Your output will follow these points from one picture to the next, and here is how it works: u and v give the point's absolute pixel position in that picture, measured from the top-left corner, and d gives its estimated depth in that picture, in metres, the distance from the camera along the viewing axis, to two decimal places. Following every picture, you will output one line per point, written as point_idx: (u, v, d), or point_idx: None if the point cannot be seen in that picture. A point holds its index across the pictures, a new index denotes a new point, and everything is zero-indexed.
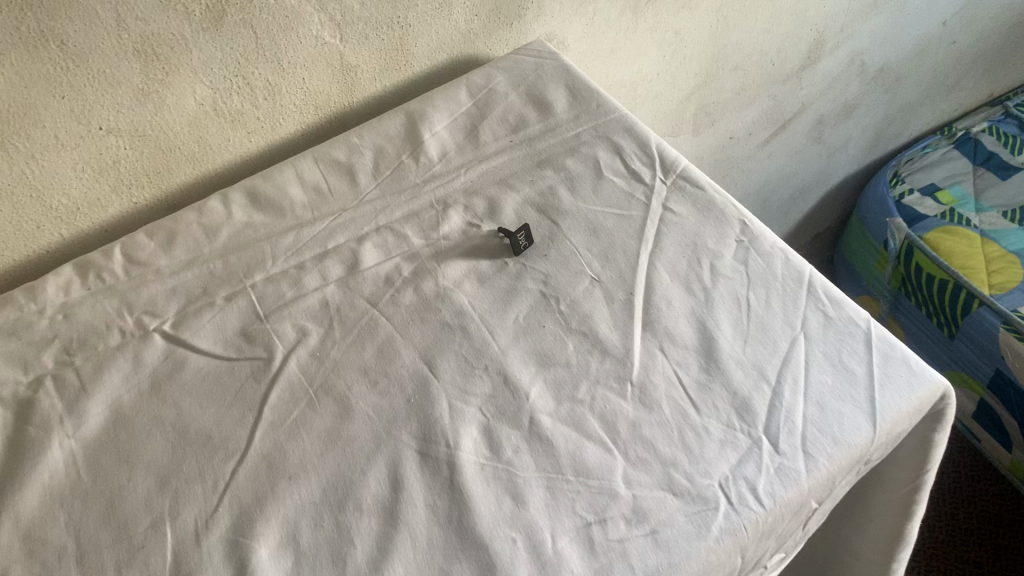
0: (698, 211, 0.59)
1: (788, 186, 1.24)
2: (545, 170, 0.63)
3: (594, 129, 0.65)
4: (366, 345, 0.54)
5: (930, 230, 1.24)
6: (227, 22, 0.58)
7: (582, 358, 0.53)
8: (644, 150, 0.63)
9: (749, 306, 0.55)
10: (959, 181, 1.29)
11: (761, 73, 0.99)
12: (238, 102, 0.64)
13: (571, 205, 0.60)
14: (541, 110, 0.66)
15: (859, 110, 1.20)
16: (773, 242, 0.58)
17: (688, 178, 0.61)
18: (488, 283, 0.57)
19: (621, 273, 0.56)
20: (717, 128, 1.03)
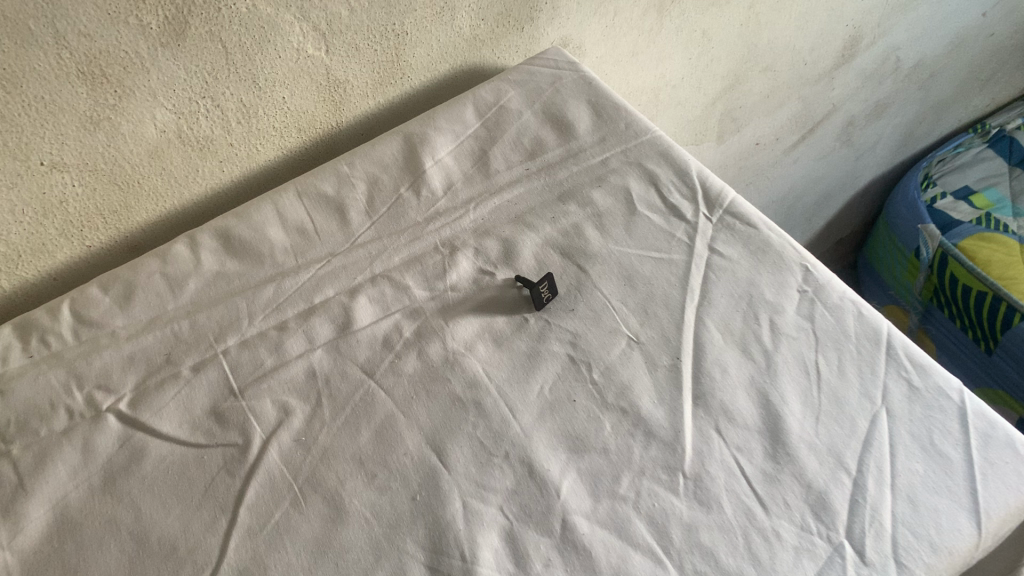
0: (751, 254, 0.50)
1: (812, 191, 1.15)
2: (568, 204, 0.53)
3: (623, 153, 0.56)
4: (362, 426, 0.45)
5: (965, 238, 1.15)
6: (191, 35, 0.49)
7: (622, 443, 0.44)
8: (683, 179, 0.54)
9: (818, 374, 0.46)
10: (994, 184, 1.21)
11: (792, 74, 0.90)
12: (207, 128, 0.54)
13: (600, 247, 0.51)
14: (560, 131, 0.57)
15: (890, 109, 1.11)
16: (841, 293, 0.49)
17: (737, 212, 0.52)
18: (506, 345, 0.48)
19: (664, 332, 0.47)
20: (743, 135, 0.94)
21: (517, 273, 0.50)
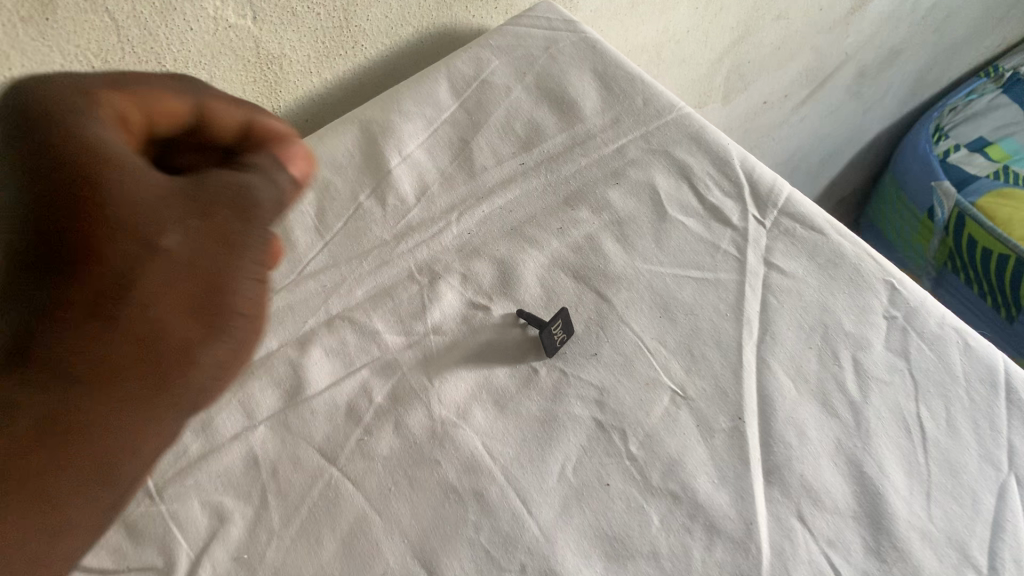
0: (819, 270, 0.39)
1: (815, 150, 1.04)
2: (577, 209, 0.42)
3: (644, 139, 0.44)
4: (325, 535, 0.33)
5: (982, 194, 1.04)
6: (62, 5, 0.35)
7: (677, 543, 0.33)
8: (724, 170, 0.42)
9: (923, 432, 0.35)
10: (1011, 134, 1.10)
11: (807, 23, 0.78)
12: None
13: (624, 266, 0.40)
14: (561, 113, 0.45)
15: (903, 56, 0.99)
16: (940, 318, 0.38)
17: (797, 212, 0.41)
18: (510, 409, 0.36)
19: (720, 383, 0.36)
20: (751, 93, 0.82)
21: (520, 308, 0.39)
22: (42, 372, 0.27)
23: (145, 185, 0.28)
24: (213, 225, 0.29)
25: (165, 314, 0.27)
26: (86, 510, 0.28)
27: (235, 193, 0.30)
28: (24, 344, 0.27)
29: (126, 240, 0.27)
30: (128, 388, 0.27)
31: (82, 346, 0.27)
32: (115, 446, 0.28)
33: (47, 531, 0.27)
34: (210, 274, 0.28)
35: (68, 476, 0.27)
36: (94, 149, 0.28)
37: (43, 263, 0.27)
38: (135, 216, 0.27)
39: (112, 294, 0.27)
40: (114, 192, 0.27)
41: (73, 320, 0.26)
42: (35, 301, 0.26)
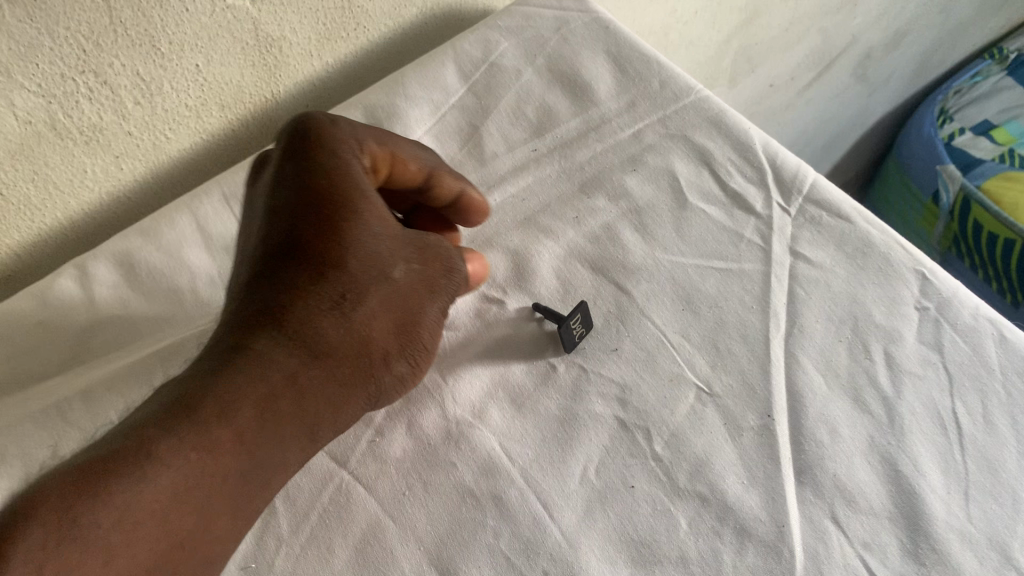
0: (848, 259, 0.38)
1: (818, 133, 1.03)
2: (594, 197, 0.40)
3: (661, 122, 0.42)
4: (336, 542, 0.31)
5: (988, 178, 1.03)
6: None
7: (706, 547, 0.31)
8: (745, 156, 0.41)
9: (959, 428, 0.33)
10: (1016, 116, 1.08)
11: (815, 3, 0.76)
12: (93, 114, 0.39)
13: (644, 257, 0.38)
14: (574, 97, 0.44)
15: (909, 38, 0.97)
16: (974, 307, 0.36)
17: (823, 199, 0.39)
18: (529, 407, 0.35)
19: (747, 379, 0.35)
20: (756, 76, 0.81)
21: (535, 301, 0.37)
22: (268, 337, 0.29)
23: (389, 226, 0.32)
24: (424, 270, 0.33)
25: (376, 328, 0.31)
26: (244, 497, 0.27)
27: (442, 253, 0.34)
28: (277, 317, 0.30)
29: (361, 251, 0.31)
30: (332, 376, 0.30)
31: (318, 330, 0.30)
32: (293, 432, 0.29)
33: (210, 515, 0.26)
34: (407, 309, 0.32)
35: (248, 458, 0.27)
36: (350, 177, 0.32)
37: (304, 255, 0.31)
38: (381, 256, 0.32)
39: (355, 293, 0.31)
40: (367, 219, 0.31)
41: (328, 305, 0.30)
42: (297, 283, 0.30)
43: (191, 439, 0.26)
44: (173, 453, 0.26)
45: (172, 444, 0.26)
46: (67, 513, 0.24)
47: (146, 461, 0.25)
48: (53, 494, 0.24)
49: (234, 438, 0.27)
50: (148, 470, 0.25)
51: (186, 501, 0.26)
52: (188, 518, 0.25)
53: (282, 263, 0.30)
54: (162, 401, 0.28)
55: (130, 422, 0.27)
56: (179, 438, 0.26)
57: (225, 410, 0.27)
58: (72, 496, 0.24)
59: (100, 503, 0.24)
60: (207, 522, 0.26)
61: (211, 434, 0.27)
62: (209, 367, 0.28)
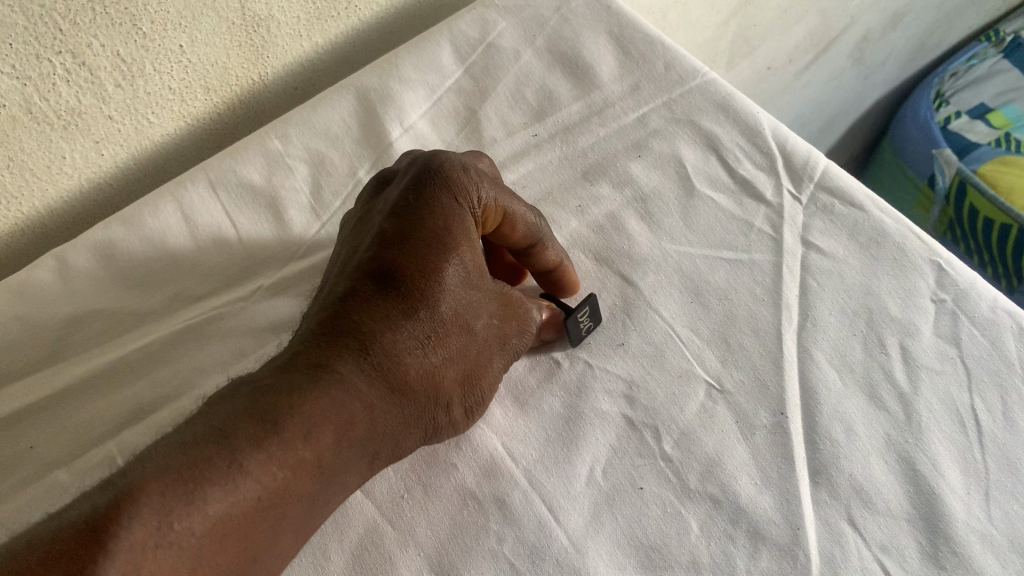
0: (863, 253, 0.36)
1: (814, 116, 1.01)
2: (598, 184, 0.39)
3: (666, 106, 0.41)
4: (333, 548, 0.30)
5: (985, 162, 1.02)
6: None
7: (718, 552, 0.30)
8: (754, 141, 0.39)
9: (978, 425, 0.32)
10: (1012, 100, 1.08)
11: None
12: (71, 97, 0.37)
13: (649, 246, 0.37)
14: (575, 79, 0.42)
15: (908, 20, 0.96)
16: (993, 300, 0.35)
17: (837, 187, 0.37)
18: (532, 406, 0.33)
19: (758, 374, 0.33)
20: (754, 59, 0.79)
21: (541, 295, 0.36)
22: (352, 360, 0.28)
23: (482, 279, 0.31)
24: (503, 329, 0.32)
25: (451, 373, 0.30)
26: (308, 519, 0.26)
27: (522, 312, 0.33)
28: (365, 341, 0.28)
29: (455, 299, 0.30)
30: (403, 415, 0.29)
31: (403, 365, 0.28)
32: (360, 461, 0.28)
33: (277, 536, 0.25)
34: (479, 363, 0.31)
35: (321, 483, 0.26)
36: (460, 223, 0.31)
37: (403, 287, 0.29)
38: (471, 307, 0.30)
39: (442, 337, 0.29)
40: (466, 266, 0.30)
41: (415, 342, 0.29)
42: (389, 313, 0.29)
43: (275, 456, 0.25)
44: (262, 467, 0.25)
45: (258, 458, 0.25)
46: (166, 513, 0.23)
47: (236, 472, 0.24)
48: (153, 492, 0.23)
49: (315, 461, 0.26)
50: (238, 480, 0.24)
51: (264, 518, 0.24)
52: (263, 535, 0.25)
53: (378, 289, 0.29)
54: (245, 405, 0.26)
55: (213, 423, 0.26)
56: (265, 454, 0.25)
57: (308, 432, 0.26)
58: (171, 496, 0.23)
59: (194, 510, 0.23)
60: (274, 539, 0.25)
61: (296, 454, 0.25)
62: (291, 382, 0.27)
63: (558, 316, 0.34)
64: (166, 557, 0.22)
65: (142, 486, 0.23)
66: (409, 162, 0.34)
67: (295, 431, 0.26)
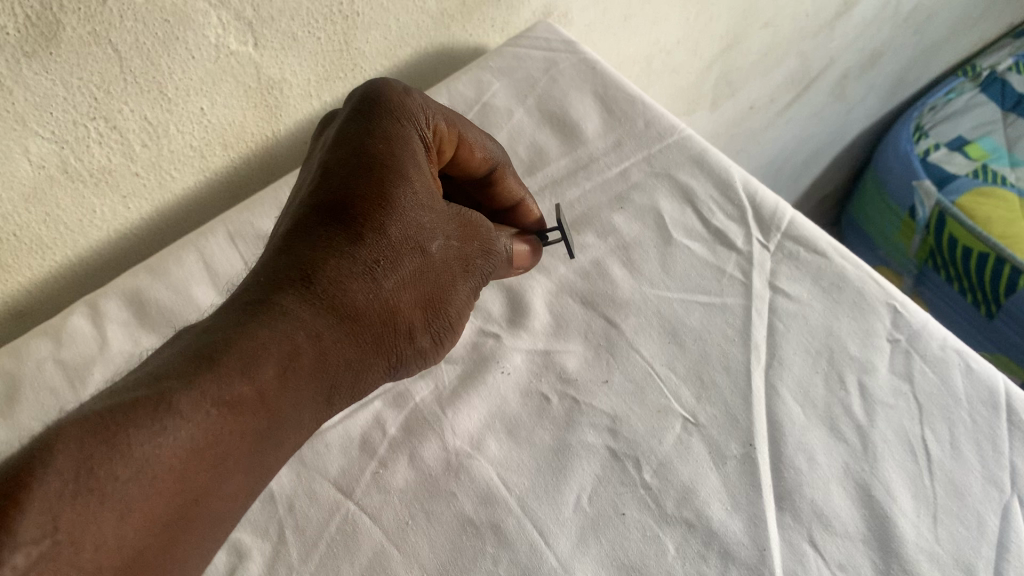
0: (824, 293, 0.40)
1: (798, 151, 1.06)
2: (583, 234, 0.43)
3: (646, 162, 0.45)
4: (344, 569, 0.33)
5: (964, 192, 1.06)
6: (66, 39, 0.36)
7: (693, 570, 0.33)
8: (727, 194, 0.43)
9: (928, 455, 0.35)
10: (989, 133, 1.12)
11: (794, 29, 0.80)
12: (102, 157, 0.41)
13: (631, 291, 0.41)
14: (564, 135, 0.47)
15: (884, 58, 1.01)
16: (942, 339, 0.38)
17: (801, 236, 0.41)
18: (524, 439, 0.37)
19: (729, 408, 0.37)
20: (738, 99, 0.83)
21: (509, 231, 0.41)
22: (296, 295, 0.31)
23: (433, 198, 0.36)
24: (462, 250, 0.37)
25: (403, 296, 0.34)
26: (257, 461, 0.27)
27: (484, 236, 0.38)
28: (310, 275, 0.31)
29: (403, 226, 0.34)
30: (359, 343, 0.32)
31: (350, 290, 0.32)
32: (313, 392, 0.30)
33: (221, 476, 0.26)
34: (432, 284, 0.35)
35: (269, 417, 0.28)
36: (404, 151, 0.36)
37: (347, 218, 0.33)
38: (420, 228, 0.35)
39: (389, 258, 0.33)
40: (416, 192, 0.35)
41: (363, 267, 0.32)
42: (335, 246, 0.32)
43: (212, 389, 0.26)
44: (193, 404, 0.25)
45: (194, 389, 0.26)
46: (87, 455, 0.23)
47: (166, 410, 0.25)
48: (71, 440, 0.23)
49: (257, 396, 0.27)
50: (168, 420, 0.25)
51: (202, 458, 0.25)
52: (204, 476, 0.25)
53: (322, 223, 0.33)
54: (186, 350, 0.28)
55: (148, 376, 0.27)
56: (201, 385, 0.26)
57: (249, 360, 0.28)
58: (90, 444, 0.23)
59: (118, 456, 0.23)
60: (220, 479, 0.26)
61: (233, 387, 0.27)
62: (235, 321, 0.29)
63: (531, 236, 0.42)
64: (91, 505, 0.22)
65: (60, 436, 0.23)
66: (352, 102, 0.38)
67: (236, 359, 0.27)
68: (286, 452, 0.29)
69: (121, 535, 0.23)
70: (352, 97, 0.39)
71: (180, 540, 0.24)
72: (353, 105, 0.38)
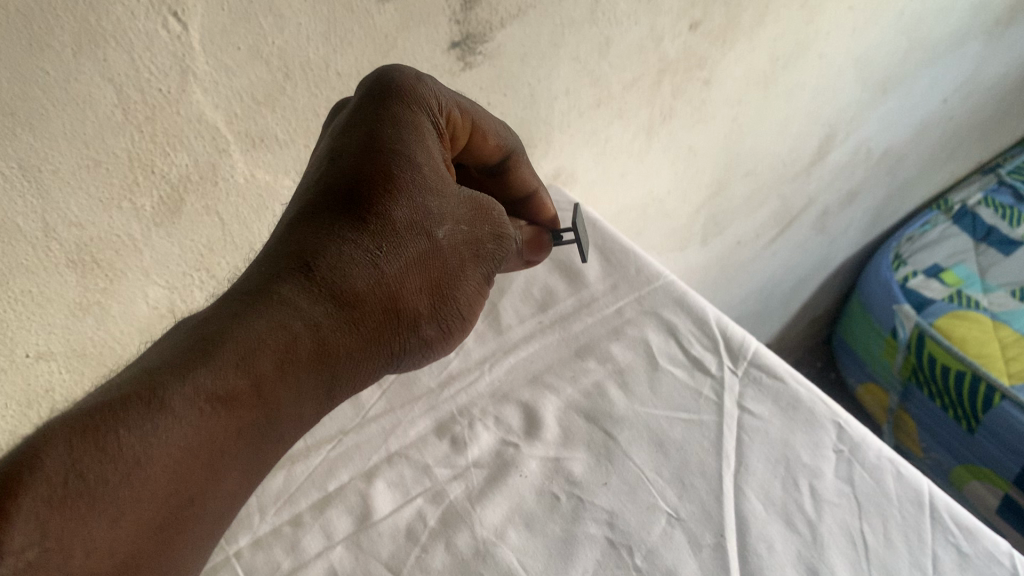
0: (782, 410, 0.49)
1: (786, 280, 1.17)
2: (586, 360, 0.54)
3: (637, 302, 0.57)
4: None
5: (939, 315, 1.16)
6: (187, 212, 0.48)
7: None
8: (702, 329, 0.54)
9: (865, 543, 0.43)
10: (961, 260, 1.23)
11: (774, 175, 0.92)
12: (200, 299, 0.53)
13: (626, 408, 0.50)
14: (569, 279, 0.59)
15: (860, 197, 1.13)
16: (878, 450, 0.47)
17: (763, 363, 0.51)
18: (539, 529, 0.45)
19: (705, 506, 0.45)
20: (726, 235, 0.95)
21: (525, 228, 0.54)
22: (295, 286, 0.37)
23: (444, 184, 0.43)
24: (471, 234, 0.44)
25: (406, 283, 0.40)
26: (249, 460, 0.33)
27: (496, 223, 0.46)
28: (311, 266, 0.37)
29: (408, 216, 0.40)
30: (361, 322, 0.39)
31: (355, 275, 0.38)
32: (311, 372, 0.36)
33: (216, 473, 0.31)
34: (434, 267, 0.42)
35: (258, 414, 0.33)
36: (407, 143, 0.42)
37: (352, 212, 0.39)
38: (427, 216, 0.41)
39: (393, 245, 0.40)
40: (423, 182, 0.41)
41: (365, 255, 0.39)
42: (338, 238, 0.38)
43: (207, 382, 0.32)
44: (185, 403, 0.31)
45: (189, 381, 0.31)
46: (75, 459, 0.27)
47: (158, 407, 0.30)
48: (61, 443, 0.27)
49: (251, 390, 0.33)
50: (160, 421, 0.30)
51: (194, 458, 0.30)
52: (200, 475, 0.31)
53: (330, 213, 0.39)
54: (190, 340, 0.34)
55: (142, 370, 0.32)
56: (197, 378, 0.31)
57: (255, 350, 0.34)
58: (78, 446, 0.28)
59: (110, 459, 0.28)
60: (212, 479, 0.31)
61: (227, 382, 0.32)
62: (237, 309, 0.35)
63: (542, 232, 0.55)
64: (81, 511, 0.27)
65: (51, 440, 0.27)
66: (361, 87, 0.45)
67: (244, 344, 0.34)
68: (284, 444, 0.35)
69: (114, 540, 0.27)
70: (363, 82, 0.45)
71: (171, 539, 0.29)
72: (361, 92, 0.44)
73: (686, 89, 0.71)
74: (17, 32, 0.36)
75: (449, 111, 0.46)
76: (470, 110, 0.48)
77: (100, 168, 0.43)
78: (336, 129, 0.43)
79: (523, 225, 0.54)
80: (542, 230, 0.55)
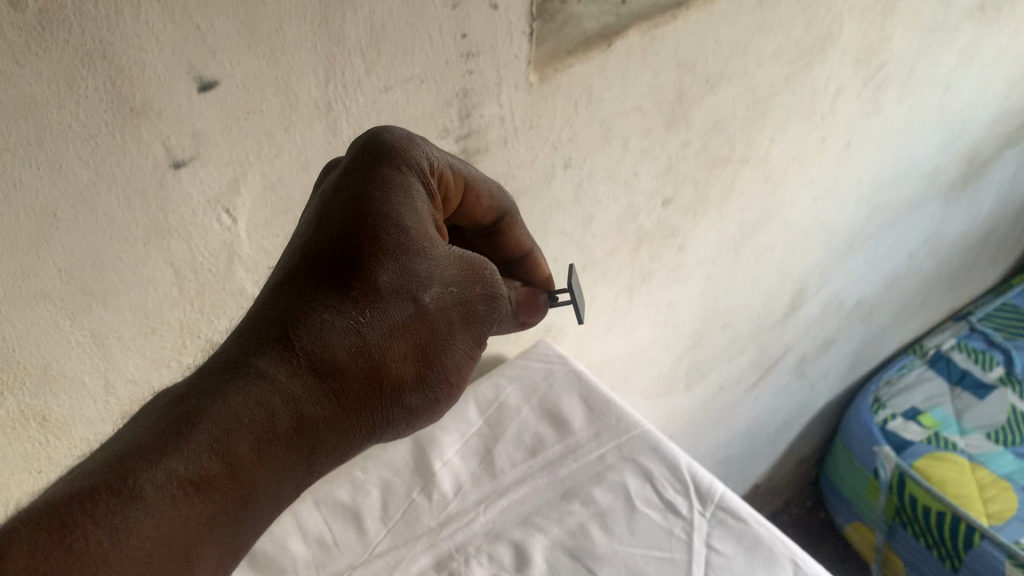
0: (745, 549, 0.55)
1: (771, 421, 1.23)
2: (571, 503, 0.60)
3: (617, 448, 0.63)
4: None
5: (919, 456, 1.22)
6: None
7: None
8: (675, 475, 0.60)
9: None
10: (938, 403, 1.30)
11: (750, 327, 1.00)
12: None
13: (606, 546, 0.56)
14: (557, 427, 0.66)
15: (837, 343, 1.21)
16: None
17: (729, 507, 0.58)
18: None
19: None
20: (709, 380, 1.02)
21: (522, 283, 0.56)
22: (272, 360, 0.37)
23: (433, 245, 0.42)
24: (461, 297, 0.44)
25: (389, 352, 0.41)
26: (225, 540, 0.36)
27: (489, 285, 0.45)
28: (291, 339, 0.38)
29: (393, 282, 0.40)
30: (339, 392, 0.39)
31: (335, 344, 0.39)
32: (289, 448, 0.38)
33: (192, 558, 0.34)
34: (422, 333, 0.42)
35: (234, 497, 0.36)
36: (394, 207, 0.41)
37: (336, 280, 0.39)
38: (413, 281, 0.41)
39: (377, 311, 0.40)
40: (409, 248, 0.41)
41: (347, 323, 0.39)
42: (320, 307, 0.39)
43: (181, 468, 0.34)
44: (157, 493, 0.33)
45: (161, 467, 0.33)
46: (42, 557, 0.30)
47: (127, 498, 0.32)
48: (27, 544, 0.30)
49: (224, 472, 0.35)
50: (127, 513, 0.32)
51: (166, 547, 0.33)
52: (172, 564, 0.33)
53: (314, 280, 0.39)
54: (164, 419, 0.35)
55: (118, 453, 0.34)
56: (170, 464, 0.34)
57: (229, 430, 0.36)
58: (44, 545, 0.30)
59: (75, 556, 0.30)
60: (186, 563, 0.33)
61: (200, 466, 0.34)
62: (215, 387, 0.36)
63: (536, 292, 0.53)
64: None
65: (18, 540, 0.30)
66: (354, 142, 0.44)
67: (218, 424, 0.35)
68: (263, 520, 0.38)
69: None
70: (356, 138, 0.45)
71: None
72: (354, 148, 0.43)
73: (662, 255, 0.80)
74: (100, 230, 0.44)
75: (442, 170, 0.45)
76: (463, 167, 0.47)
77: (155, 335, 0.51)
78: (325, 189, 0.43)
79: (518, 286, 0.53)
80: (538, 291, 0.53)
